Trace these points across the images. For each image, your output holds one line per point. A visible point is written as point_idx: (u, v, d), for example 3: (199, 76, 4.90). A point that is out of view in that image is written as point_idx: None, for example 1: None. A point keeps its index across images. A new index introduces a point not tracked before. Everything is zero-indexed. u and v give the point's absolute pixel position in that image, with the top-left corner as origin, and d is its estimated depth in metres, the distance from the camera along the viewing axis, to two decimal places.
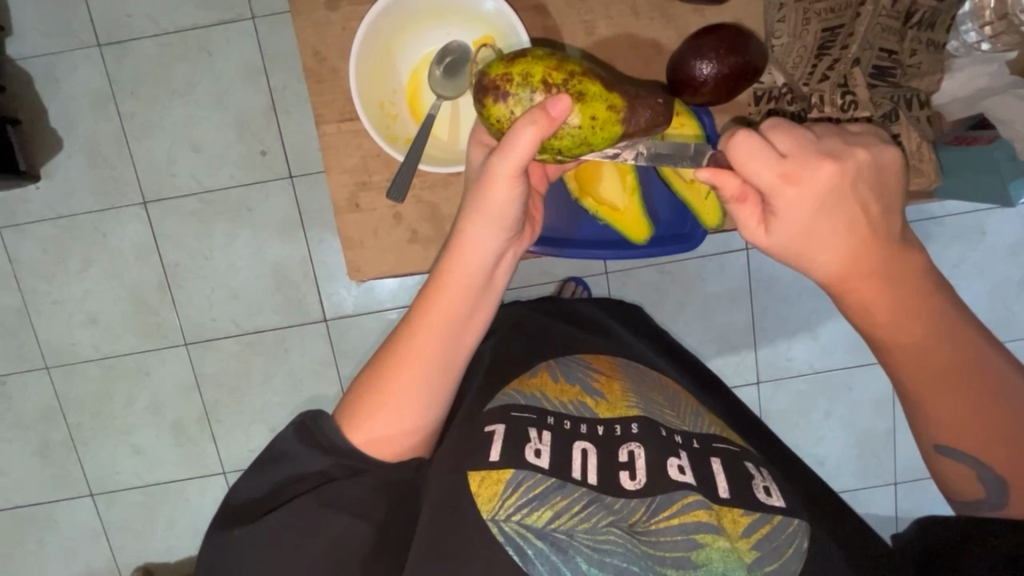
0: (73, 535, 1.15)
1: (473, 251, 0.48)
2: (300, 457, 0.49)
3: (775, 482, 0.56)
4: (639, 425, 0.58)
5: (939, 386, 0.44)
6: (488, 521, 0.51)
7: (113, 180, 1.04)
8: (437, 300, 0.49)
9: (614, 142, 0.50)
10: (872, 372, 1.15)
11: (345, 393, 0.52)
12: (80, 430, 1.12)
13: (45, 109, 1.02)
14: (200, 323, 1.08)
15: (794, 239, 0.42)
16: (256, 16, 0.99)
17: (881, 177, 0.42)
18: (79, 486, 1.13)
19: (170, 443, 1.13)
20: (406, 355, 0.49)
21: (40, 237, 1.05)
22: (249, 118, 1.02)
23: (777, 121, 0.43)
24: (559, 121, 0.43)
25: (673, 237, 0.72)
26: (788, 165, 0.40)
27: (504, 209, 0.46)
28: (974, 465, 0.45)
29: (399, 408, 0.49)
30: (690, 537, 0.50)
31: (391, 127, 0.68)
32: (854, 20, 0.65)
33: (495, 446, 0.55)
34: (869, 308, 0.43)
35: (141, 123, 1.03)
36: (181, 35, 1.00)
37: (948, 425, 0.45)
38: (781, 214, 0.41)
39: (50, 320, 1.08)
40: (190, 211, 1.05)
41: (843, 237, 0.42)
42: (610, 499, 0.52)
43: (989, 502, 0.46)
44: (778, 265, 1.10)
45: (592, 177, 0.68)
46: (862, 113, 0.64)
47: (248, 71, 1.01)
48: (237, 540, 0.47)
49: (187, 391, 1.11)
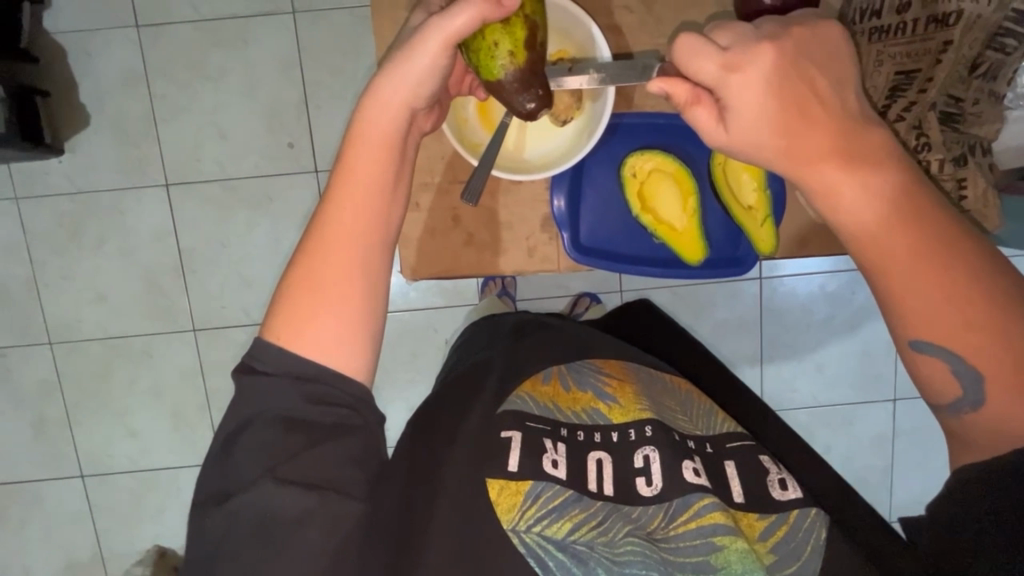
0: (59, 516, 1.13)
1: (388, 117, 0.48)
2: (260, 422, 0.45)
3: (791, 475, 0.57)
4: (653, 428, 0.57)
5: (904, 257, 0.40)
6: (509, 532, 0.51)
7: (137, 160, 1.04)
8: (357, 167, 0.48)
9: (484, 78, 0.52)
10: (873, 409, 1.16)
11: (270, 303, 0.47)
12: (77, 407, 1.10)
13: (75, 83, 1.02)
14: (211, 309, 1.08)
15: (751, 128, 0.42)
16: (297, 11, 1.00)
17: (824, 56, 0.43)
18: (71, 466, 1.11)
19: (168, 428, 1.11)
20: (333, 234, 0.46)
21: (57, 211, 1.04)
22: (281, 109, 1.02)
23: (718, 23, 0.44)
24: (499, 11, 0.47)
25: (725, 260, 0.74)
26: (729, 56, 0.41)
27: (422, 75, 0.48)
28: (948, 357, 0.41)
29: (331, 295, 0.45)
30: (708, 540, 0.50)
31: (464, 132, 0.69)
32: (933, 66, 0.62)
33: (512, 457, 0.54)
34: (856, 210, 0.41)
35: (170, 106, 1.03)
36: (219, 23, 1.00)
37: (927, 309, 0.40)
38: (735, 104, 0.42)
39: (57, 295, 1.07)
40: (211, 197, 1.05)
41: (796, 116, 0.41)
42: (628, 508, 0.53)
43: (967, 400, 0.41)
44: (789, 297, 1.11)
45: (652, 196, 0.72)
46: (935, 156, 0.62)
47: (284, 64, 1.01)
48: (218, 533, 0.44)
49: (190, 377, 1.10)
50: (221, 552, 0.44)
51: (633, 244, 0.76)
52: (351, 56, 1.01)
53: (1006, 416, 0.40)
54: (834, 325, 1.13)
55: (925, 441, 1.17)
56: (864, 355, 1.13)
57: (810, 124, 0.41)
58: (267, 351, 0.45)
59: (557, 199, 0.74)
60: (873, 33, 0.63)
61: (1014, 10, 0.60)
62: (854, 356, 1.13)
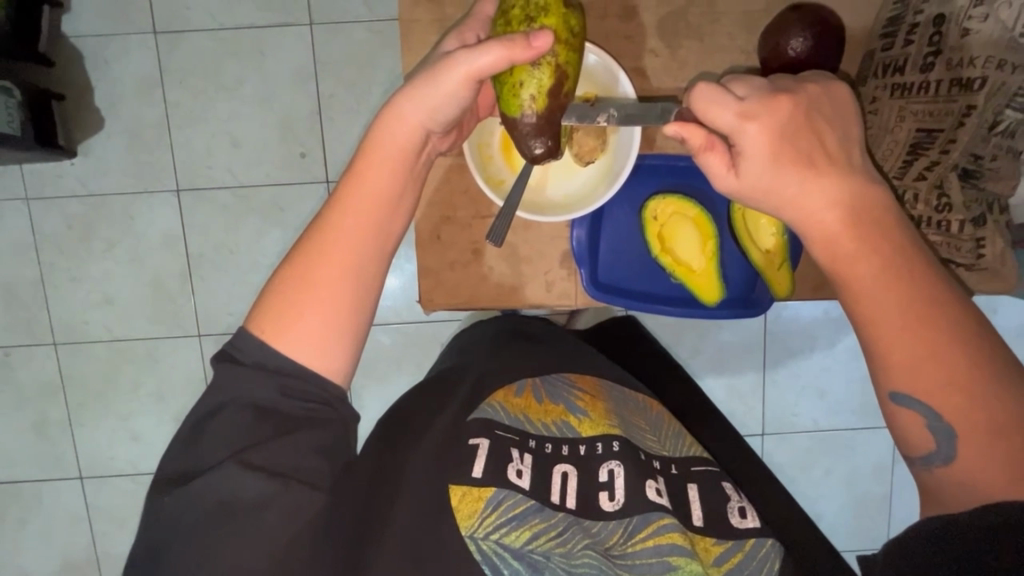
0: (56, 517, 1.12)
1: (399, 133, 0.49)
2: (231, 408, 0.45)
3: (750, 504, 0.58)
4: (620, 445, 0.59)
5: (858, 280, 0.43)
6: (465, 538, 0.51)
7: (149, 165, 1.04)
8: (369, 174, 0.48)
9: (504, 114, 0.52)
10: (874, 436, 1.16)
11: (257, 303, 0.47)
12: (79, 409, 1.10)
13: (92, 87, 1.02)
14: (217, 316, 1.08)
15: (762, 171, 0.46)
16: (314, 24, 1.01)
17: (830, 109, 0.47)
18: (70, 468, 1.11)
19: (169, 433, 1.11)
20: (333, 241, 0.47)
21: (66, 213, 1.05)
22: (295, 120, 1.03)
23: (736, 76, 0.49)
24: (531, 56, 0.47)
25: (739, 301, 0.75)
26: (745, 106, 0.46)
27: (443, 99, 0.48)
28: (924, 412, 0.42)
29: (314, 301, 0.46)
30: (663, 559, 0.51)
31: (488, 169, 0.70)
32: (956, 129, 0.62)
33: (477, 463, 0.55)
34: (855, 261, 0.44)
35: (185, 113, 1.03)
36: (238, 33, 1.01)
37: (878, 330, 0.43)
38: (747, 150, 0.46)
39: (64, 297, 1.07)
40: (222, 204, 1.05)
41: (807, 161, 0.45)
42: (588, 522, 0.54)
43: (939, 456, 0.43)
44: (794, 322, 1.12)
45: (671, 237, 0.71)
46: (956, 216, 0.65)
47: (299, 75, 1.02)
48: (174, 517, 0.43)
49: (193, 383, 1.10)
50: (176, 539, 0.43)
51: (650, 283, 0.76)
52: (367, 70, 1.02)
53: (974, 481, 0.41)
54: (839, 351, 1.13)
55: None
56: (867, 383, 1.14)
57: (817, 168, 0.45)
58: (250, 342, 0.46)
59: (577, 229, 0.74)
60: (895, 90, 0.66)
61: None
62: (857, 383, 1.14)
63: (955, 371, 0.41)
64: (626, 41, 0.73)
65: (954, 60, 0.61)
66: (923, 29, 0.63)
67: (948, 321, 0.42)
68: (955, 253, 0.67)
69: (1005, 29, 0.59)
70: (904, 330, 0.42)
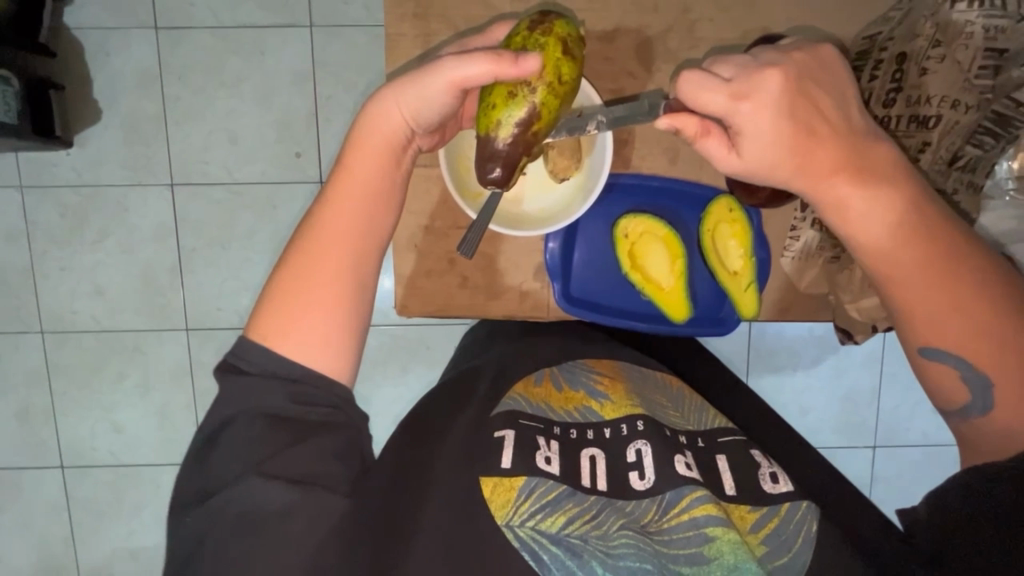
0: (36, 506, 1.12)
1: (385, 128, 0.51)
2: (243, 420, 0.45)
3: (782, 469, 0.55)
4: (645, 424, 0.56)
5: (886, 244, 0.48)
6: (503, 528, 0.48)
7: (145, 158, 1.05)
8: (356, 169, 0.50)
9: (478, 130, 0.54)
10: (853, 454, 1.17)
11: (256, 304, 0.48)
12: (63, 400, 1.10)
13: (91, 80, 1.03)
14: (206, 310, 1.08)
15: (764, 150, 0.48)
16: (314, 26, 1.02)
17: (820, 76, 0.49)
18: (51, 456, 1.11)
19: (153, 424, 1.11)
20: (324, 231, 0.48)
21: (60, 202, 1.05)
22: (292, 120, 1.04)
23: (715, 59, 0.51)
24: (515, 74, 0.48)
25: (709, 320, 0.77)
26: (735, 85, 0.47)
27: (426, 100, 0.50)
28: (957, 365, 0.49)
29: (327, 267, 0.47)
30: (701, 531, 0.48)
31: (465, 181, 0.71)
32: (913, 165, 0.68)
33: (506, 452, 0.53)
34: (871, 232, 0.49)
35: (183, 108, 1.04)
36: (238, 32, 1.02)
37: (909, 303, 0.49)
38: (745, 131, 0.48)
39: (54, 285, 1.07)
40: (215, 199, 1.06)
41: (806, 135, 0.48)
42: (621, 502, 0.51)
43: (977, 407, 0.49)
44: (777, 339, 1.12)
45: (642, 255, 0.75)
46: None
47: (298, 77, 1.03)
48: (199, 528, 0.44)
49: (180, 375, 1.10)
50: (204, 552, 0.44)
51: (621, 299, 0.77)
52: (364, 73, 1.03)
53: None
54: (820, 371, 1.13)
55: (898, 487, 1.19)
56: (848, 402, 1.15)
57: (819, 139, 0.48)
58: (256, 351, 0.46)
59: (552, 241, 0.76)
60: None
61: (993, 112, 0.66)
62: (837, 401, 1.15)
63: (983, 320, 0.47)
64: (606, 62, 0.75)
65: (913, 96, 0.66)
66: (886, 66, 0.67)
67: (966, 271, 0.48)
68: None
69: (960, 70, 0.64)
70: (934, 288, 0.48)
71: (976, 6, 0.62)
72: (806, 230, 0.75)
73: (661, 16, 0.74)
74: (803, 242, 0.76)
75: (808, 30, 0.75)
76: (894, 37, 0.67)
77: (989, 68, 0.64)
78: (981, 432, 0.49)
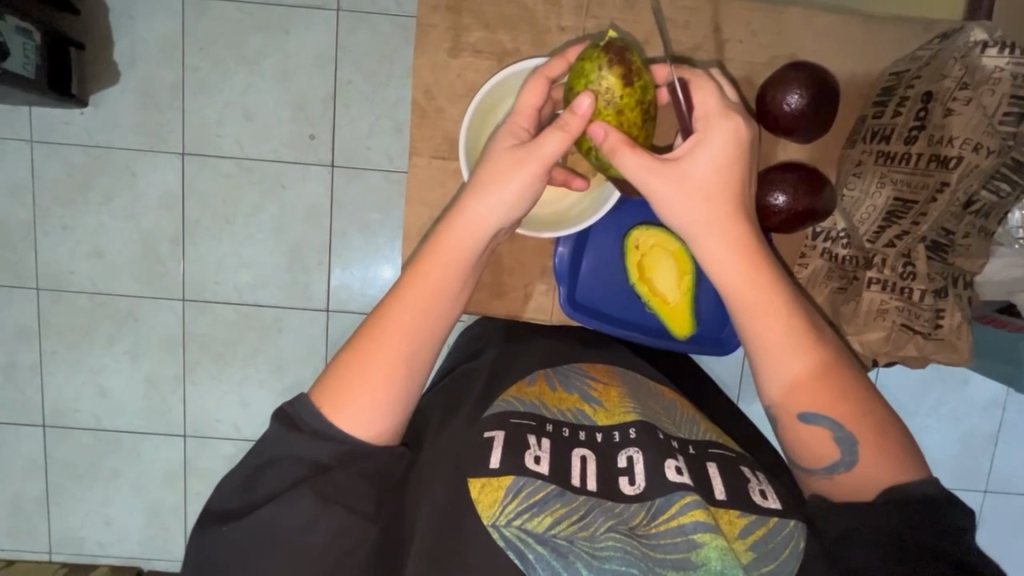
0: (14, 463, 1.11)
1: (476, 226, 0.49)
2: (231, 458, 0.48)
3: (772, 486, 0.55)
4: (637, 430, 0.56)
5: (759, 299, 0.49)
6: (488, 526, 0.49)
7: (159, 125, 1.05)
8: (427, 259, 0.49)
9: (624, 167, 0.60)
10: None
11: (325, 372, 0.49)
12: (51, 360, 1.09)
13: (114, 43, 1.03)
14: (205, 284, 1.08)
15: (697, 188, 0.49)
16: (342, 10, 1.02)
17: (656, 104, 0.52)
18: (32, 415, 1.10)
19: (140, 393, 1.11)
20: (394, 317, 0.47)
21: (69, 162, 1.05)
22: (311, 101, 1.04)
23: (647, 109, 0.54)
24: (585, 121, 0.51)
25: (709, 338, 0.78)
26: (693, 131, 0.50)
27: (509, 201, 0.48)
28: (832, 426, 0.48)
29: (388, 347, 0.47)
30: (687, 537, 0.48)
31: None
32: (928, 202, 0.68)
33: (495, 453, 0.53)
34: (760, 292, 0.49)
35: (202, 79, 1.04)
36: (265, 8, 1.02)
37: (787, 370, 0.49)
38: (701, 157, 0.49)
39: (53, 243, 1.06)
40: (226, 173, 1.05)
41: (730, 187, 0.50)
42: (610, 503, 0.51)
43: (843, 464, 0.48)
44: None
45: (650, 269, 0.75)
46: (917, 285, 0.71)
47: (321, 59, 1.03)
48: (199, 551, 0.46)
49: (171, 345, 1.09)
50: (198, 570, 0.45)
51: (624, 309, 0.77)
52: (386, 63, 1.03)
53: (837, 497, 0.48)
54: None
55: None
56: None
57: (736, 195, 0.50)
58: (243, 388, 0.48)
59: (561, 246, 0.76)
60: (879, 157, 0.71)
61: (1012, 158, 0.65)
62: None
63: (839, 386, 0.49)
64: None
65: (936, 136, 0.66)
66: (910, 104, 0.69)
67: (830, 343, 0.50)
68: (914, 321, 0.72)
69: (985, 114, 0.64)
70: (806, 349, 0.49)
71: (1005, 53, 0.62)
72: (815, 259, 0.78)
73: (690, 33, 0.75)
74: (811, 270, 0.78)
75: (833, 63, 0.76)
76: (922, 76, 0.68)
77: (1014, 115, 0.63)
78: (841, 486, 0.49)
